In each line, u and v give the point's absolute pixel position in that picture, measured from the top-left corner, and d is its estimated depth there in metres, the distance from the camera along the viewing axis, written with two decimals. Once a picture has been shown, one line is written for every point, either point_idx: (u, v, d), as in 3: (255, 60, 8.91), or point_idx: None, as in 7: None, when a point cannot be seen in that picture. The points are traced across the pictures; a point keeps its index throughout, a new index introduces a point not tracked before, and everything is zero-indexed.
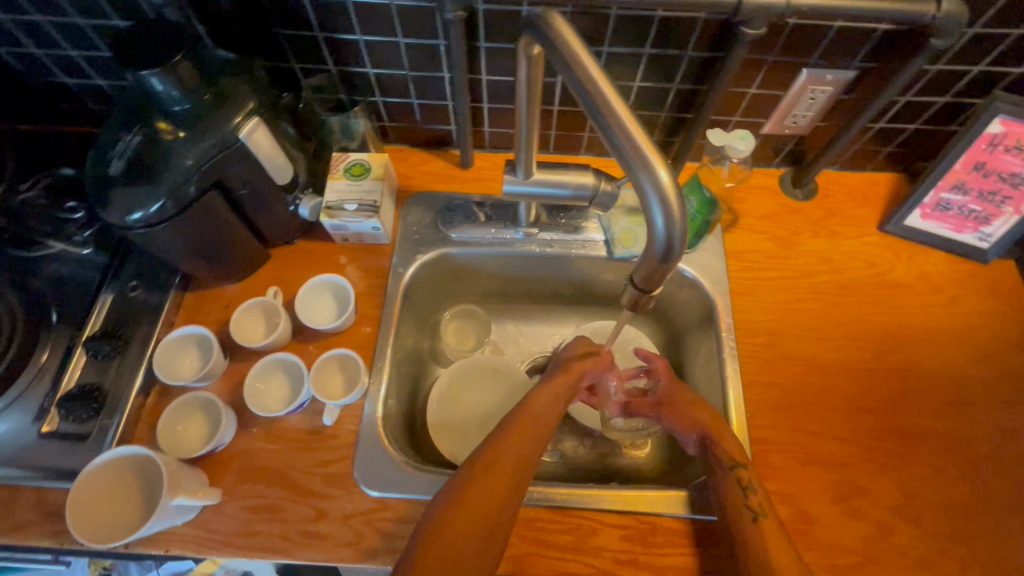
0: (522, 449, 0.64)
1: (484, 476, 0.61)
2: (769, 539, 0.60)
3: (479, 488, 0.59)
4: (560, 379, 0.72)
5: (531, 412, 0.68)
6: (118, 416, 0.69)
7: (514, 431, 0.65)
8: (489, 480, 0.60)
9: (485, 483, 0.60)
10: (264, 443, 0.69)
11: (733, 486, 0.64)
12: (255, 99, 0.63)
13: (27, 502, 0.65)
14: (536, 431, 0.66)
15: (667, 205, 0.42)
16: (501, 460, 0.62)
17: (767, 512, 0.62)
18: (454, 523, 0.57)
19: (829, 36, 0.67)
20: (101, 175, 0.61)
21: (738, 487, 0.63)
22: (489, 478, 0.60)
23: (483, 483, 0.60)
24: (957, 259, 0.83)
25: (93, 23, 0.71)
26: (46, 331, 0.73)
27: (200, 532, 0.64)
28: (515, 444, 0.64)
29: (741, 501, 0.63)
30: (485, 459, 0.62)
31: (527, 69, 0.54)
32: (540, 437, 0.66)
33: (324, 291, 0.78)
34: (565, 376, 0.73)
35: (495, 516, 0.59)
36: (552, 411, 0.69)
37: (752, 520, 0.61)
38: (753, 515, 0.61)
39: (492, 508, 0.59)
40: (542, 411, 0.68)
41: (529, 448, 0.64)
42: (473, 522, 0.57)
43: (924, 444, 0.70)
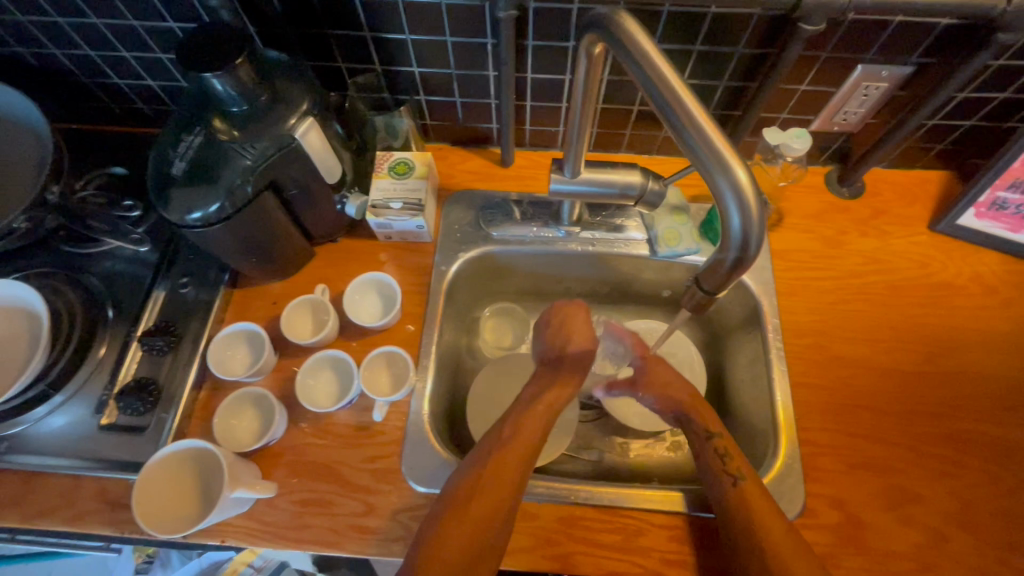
0: (525, 447, 0.64)
1: (488, 476, 0.61)
2: (749, 499, 0.61)
3: (482, 489, 0.60)
4: (564, 375, 0.71)
5: (537, 408, 0.68)
6: (173, 410, 0.70)
7: (518, 428, 0.65)
8: (491, 480, 0.61)
9: (487, 484, 0.60)
10: (313, 438, 0.70)
11: (713, 458, 0.66)
12: (309, 99, 0.64)
13: (88, 492, 0.68)
14: (539, 430, 0.66)
15: (745, 204, 0.42)
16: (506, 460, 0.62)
17: (746, 477, 0.63)
18: (458, 522, 0.58)
19: (888, 31, 0.65)
20: (161, 174, 0.63)
21: (716, 456, 0.66)
22: (492, 478, 0.61)
23: (485, 483, 0.60)
24: (1011, 260, 0.80)
25: (149, 25, 0.73)
26: (103, 325, 0.76)
27: (253, 524, 0.66)
28: (520, 443, 0.64)
29: (720, 468, 0.64)
30: (489, 459, 0.62)
31: (586, 68, 0.53)
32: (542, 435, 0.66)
33: (368, 289, 0.78)
34: (569, 372, 0.72)
35: (497, 517, 0.59)
36: (553, 410, 0.68)
37: (732, 483, 0.63)
38: (732, 479, 0.63)
39: (495, 508, 0.59)
40: (545, 407, 0.68)
41: (532, 446, 0.65)
42: (475, 522, 0.58)
43: (979, 450, 0.69)
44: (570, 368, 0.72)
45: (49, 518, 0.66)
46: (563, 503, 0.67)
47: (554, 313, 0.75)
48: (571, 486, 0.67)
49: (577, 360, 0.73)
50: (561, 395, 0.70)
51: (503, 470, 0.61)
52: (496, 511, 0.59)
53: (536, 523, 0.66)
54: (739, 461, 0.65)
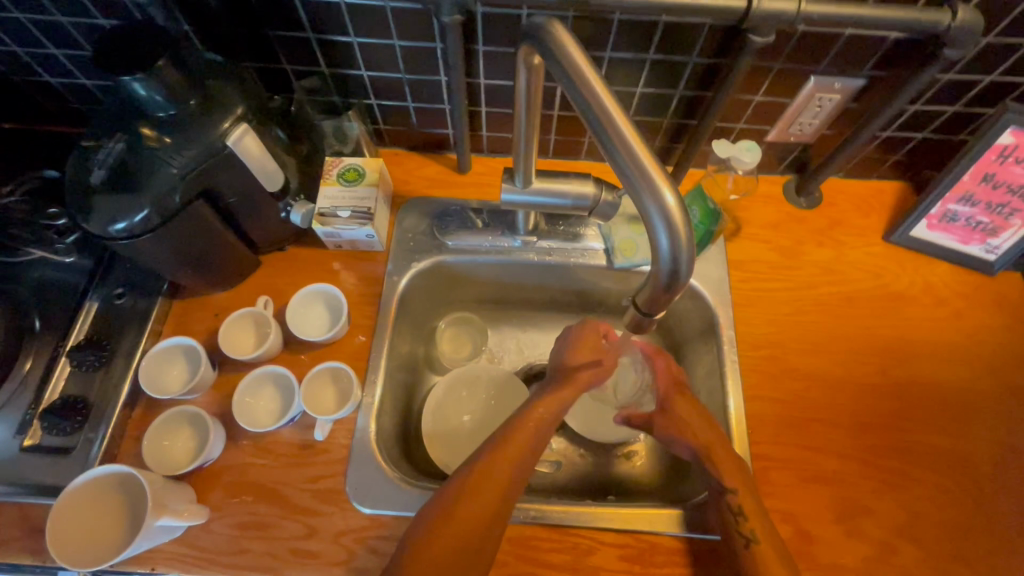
0: (513, 466, 0.61)
1: (472, 496, 0.58)
2: (765, 564, 0.58)
3: (465, 511, 0.57)
4: (563, 395, 0.68)
5: (526, 426, 0.64)
6: (102, 429, 0.67)
7: (506, 442, 0.63)
8: (478, 499, 0.58)
9: (471, 504, 0.58)
10: (254, 457, 0.67)
11: (727, 514, 0.62)
12: (245, 104, 0.61)
13: (7, 518, 0.63)
14: (528, 449, 0.63)
15: (672, 226, 0.40)
16: (491, 481, 0.59)
17: (758, 537, 0.60)
18: (438, 543, 0.56)
19: (839, 43, 0.65)
20: (81, 183, 0.59)
21: (729, 514, 0.62)
22: (476, 500, 0.58)
23: (470, 504, 0.58)
24: (962, 271, 0.81)
25: (76, 21, 0.69)
26: (29, 339, 0.71)
27: (186, 550, 0.63)
28: (507, 461, 0.61)
29: (733, 527, 0.61)
30: (474, 478, 0.59)
31: (527, 78, 0.52)
32: (532, 454, 0.63)
33: (315, 300, 0.75)
34: (565, 393, 0.68)
35: (481, 538, 0.57)
36: (546, 428, 0.65)
37: (744, 545, 0.60)
38: (745, 542, 0.60)
39: (477, 531, 0.57)
40: (533, 428, 0.64)
41: (520, 465, 0.62)
42: (456, 543, 0.56)
43: (927, 461, 0.69)
44: (571, 390, 0.68)
45: None
46: (513, 521, 0.65)
47: (576, 330, 0.72)
48: (521, 504, 0.66)
49: (578, 379, 0.69)
50: (552, 415, 0.66)
51: (488, 491, 0.59)
52: (480, 532, 0.57)
53: None
54: (756, 523, 0.60)
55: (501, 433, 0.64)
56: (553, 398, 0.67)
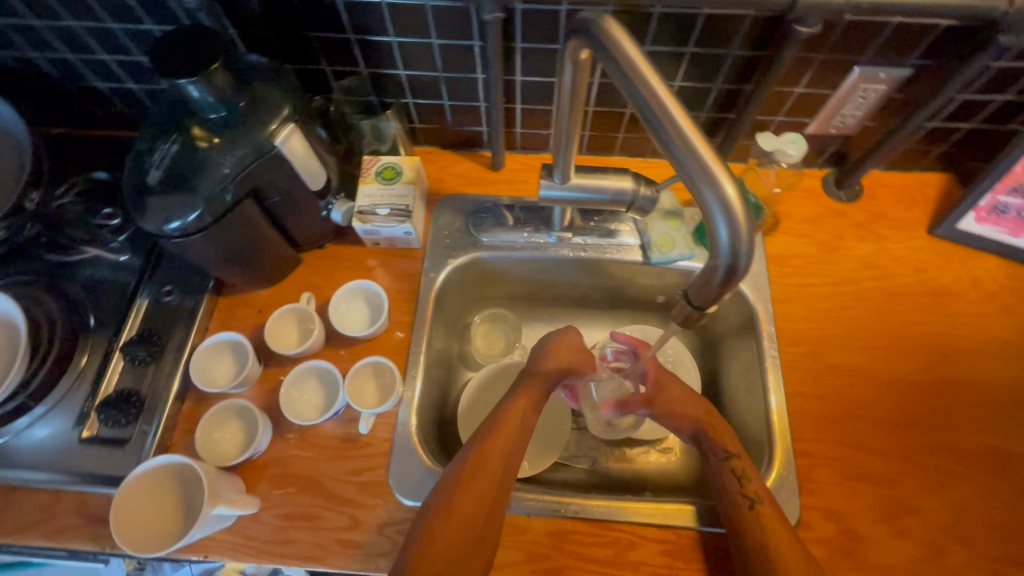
0: (504, 449, 0.64)
1: (471, 479, 0.60)
2: (767, 525, 0.59)
3: (467, 494, 0.59)
4: (534, 385, 0.71)
5: (510, 414, 0.67)
6: (155, 421, 0.69)
7: (497, 429, 0.65)
8: (477, 481, 0.60)
9: (472, 487, 0.60)
10: (299, 450, 0.69)
11: (729, 478, 0.64)
12: (290, 104, 0.63)
13: (68, 507, 0.66)
14: (516, 435, 0.66)
15: (732, 217, 0.40)
16: (487, 463, 0.62)
17: (763, 501, 0.61)
18: (445, 530, 0.56)
19: (887, 32, 0.63)
20: (137, 184, 0.61)
21: (734, 479, 0.63)
22: (475, 482, 0.60)
23: (470, 487, 0.60)
24: (1010, 265, 0.79)
25: (127, 27, 0.71)
26: (85, 335, 0.74)
27: (237, 539, 0.64)
28: (499, 445, 0.64)
29: (738, 491, 0.62)
30: (470, 462, 0.62)
31: (572, 74, 0.52)
32: (521, 439, 0.66)
33: (355, 297, 0.77)
34: (538, 382, 0.71)
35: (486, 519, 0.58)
36: (530, 416, 0.68)
37: (749, 508, 0.61)
38: (750, 503, 0.61)
39: (480, 514, 0.58)
40: (518, 416, 0.67)
41: (512, 449, 0.64)
42: (463, 527, 0.57)
43: (977, 460, 0.68)
44: (542, 380, 0.72)
45: (29, 533, 0.65)
46: (554, 516, 0.65)
47: (556, 337, 0.76)
48: (561, 499, 0.66)
49: (551, 371, 0.73)
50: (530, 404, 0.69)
51: (484, 472, 0.61)
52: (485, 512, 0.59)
53: (525, 537, 0.65)
54: (758, 485, 0.62)
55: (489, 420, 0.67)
56: (528, 388, 0.71)
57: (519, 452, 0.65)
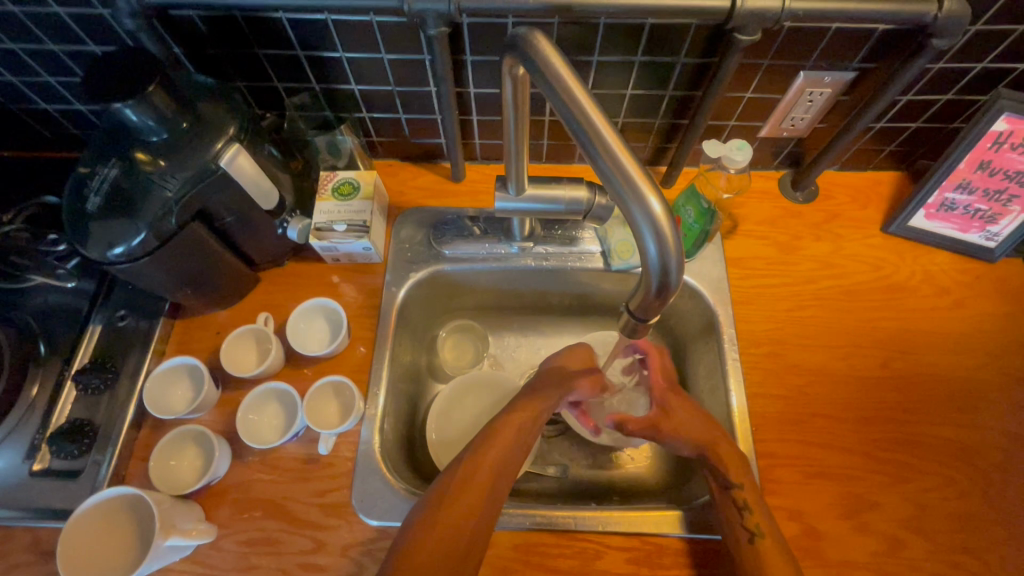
0: (498, 460, 0.62)
1: (456, 492, 0.59)
2: (766, 558, 0.59)
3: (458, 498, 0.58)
4: (535, 400, 0.69)
5: (509, 426, 0.65)
6: (109, 451, 0.67)
7: (504, 423, 0.66)
8: (466, 492, 0.59)
9: (465, 492, 0.59)
10: (260, 473, 0.68)
11: (729, 508, 0.63)
12: (235, 124, 0.62)
13: (19, 544, 0.64)
14: (512, 449, 0.64)
15: (659, 234, 0.40)
16: (487, 456, 0.62)
17: (766, 535, 0.60)
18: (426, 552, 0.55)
19: (826, 38, 0.65)
20: (77, 210, 0.60)
21: (734, 510, 0.62)
22: (459, 501, 0.58)
23: (454, 503, 0.58)
24: (962, 259, 0.81)
25: (70, 49, 0.70)
26: (36, 363, 0.72)
27: (196, 568, 0.63)
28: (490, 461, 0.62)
29: (738, 522, 0.62)
30: (455, 479, 0.60)
31: (513, 89, 0.52)
32: (517, 454, 0.64)
33: (315, 315, 0.76)
34: (540, 394, 0.70)
35: (473, 535, 0.57)
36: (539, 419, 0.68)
37: (749, 542, 0.60)
38: (749, 536, 0.60)
39: (465, 529, 0.57)
40: (517, 426, 0.66)
41: (504, 468, 0.62)
42: (447, 546, 0.55)
43: (935, 453, 0.69)
44: (543, 392, 0.70)
45: None
46: (520, 529, 0.65)
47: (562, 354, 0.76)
48: (532, 509, 0.66)
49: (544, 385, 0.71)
50: (531, 416, 0.68)
51: (471, 490, 0.59)
52: (471, 530, 0.57)
53: (491, 551, 0.64)
54: (760, 517, 0.62)
55: (488, 429, 0.66)
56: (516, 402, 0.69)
57: (515, 464, 0.63)
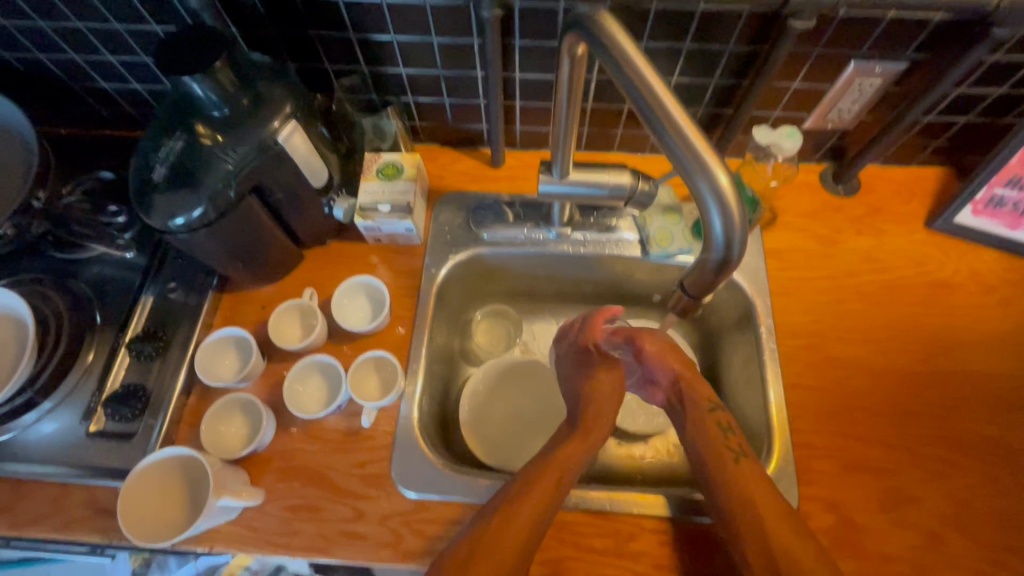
0: (579, 447, 0.67)
1: (518, 495, 0.61)
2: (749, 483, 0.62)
3: (546, 470, 0.64)
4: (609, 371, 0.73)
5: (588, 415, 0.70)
6: (160, 415, 0.70)
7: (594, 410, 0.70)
8: (551, 464, 0.64)
9: (551, 465, 0.64)
10: (303, 444, 0.70)
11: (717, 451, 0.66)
12: (291, 103, 0.64)
13: (75, 501, 0.67)
14: (592, 435, 0.68)
15: (726, 207, 0.41)
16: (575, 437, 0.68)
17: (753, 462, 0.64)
18: (511, 509, 0.60)
19: (881, 26, 0.64)
20: (143, 180, 0.62)
21: (717, 436, 0.67)
22: (544, 472, 0.63)
23: (540, 472, 0.63)
24: (1008, 257, 0.79)
25: (132, 27, 0.72)
26: (92, 330, 0.75)
27: (242, 531, 0.65)
28: (551, 471, 0.63)
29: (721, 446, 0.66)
30: (540, 460, 0.65)
31: (569, 68, 0.52)
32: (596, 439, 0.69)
33: (358, 293, 0.78)
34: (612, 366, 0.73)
35: (547, 502, 0.61)
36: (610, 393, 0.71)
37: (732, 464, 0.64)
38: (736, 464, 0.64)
39: (550, 492, 0.62)
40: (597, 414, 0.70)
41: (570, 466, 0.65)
42: (523, 512, 0.60)
43: (975, 451, 0.68)
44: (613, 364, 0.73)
45: (38, 525, 0.66)
46: None
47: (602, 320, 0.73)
48: None
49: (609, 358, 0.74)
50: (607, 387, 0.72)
51: (553, 465, 0.64)
52: (546, 497, 0.61)
53: None
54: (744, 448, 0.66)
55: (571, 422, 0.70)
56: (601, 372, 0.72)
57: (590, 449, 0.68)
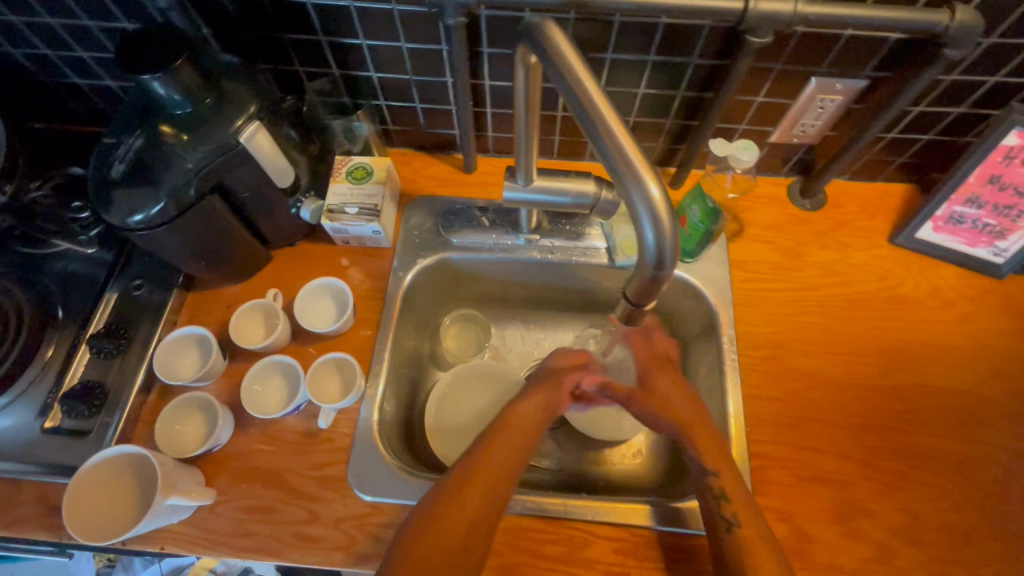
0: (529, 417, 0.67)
1: (479, 458, 0.62)
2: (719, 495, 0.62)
3: (503, 434, 0.65)
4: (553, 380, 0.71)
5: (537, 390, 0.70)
6: (118, 413, 0.70)
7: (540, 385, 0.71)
8: (509, 430, 0.65)
9: (507, 431, 0.65)
10: (260, 444, 0.70)
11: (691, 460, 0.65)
12: (256, 103, 0.64)
13: (27, 498, 0.66)
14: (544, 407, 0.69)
15: (656, 219, 0.41)
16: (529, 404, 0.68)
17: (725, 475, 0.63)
18: (471, 473, 0.61)
19: (840, 44, 0.65)
20: (103, 177, 0.62)
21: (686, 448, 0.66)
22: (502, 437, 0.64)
23: (499, 437, 0.64)
24: (969, 274, 0.80)
25: (102, 24, 0.72)
26: (52, 325, 0.75)
27: (194, 531, 0.65)
28: (508, 436, 0.65)
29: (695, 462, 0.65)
30: (496, 425, 0.66)
31: (524, 78, 0.53)
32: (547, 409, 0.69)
33: (323, 295, 0.78)
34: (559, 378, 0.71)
35: (508, 465, 0.62)
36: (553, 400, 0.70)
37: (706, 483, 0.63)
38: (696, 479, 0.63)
39: (509, 456, 0.63)
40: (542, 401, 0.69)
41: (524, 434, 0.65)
42: (484, 476, 0.61)
43: (930, 465, 0.69)
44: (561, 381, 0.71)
45: None
46: (511, 512, 0.66)
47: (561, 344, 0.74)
48: (519, 495, 0.67)
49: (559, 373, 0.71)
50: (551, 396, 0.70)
51: (511, 429, 0.65)
52: (506, 461, 0.63)
53: None
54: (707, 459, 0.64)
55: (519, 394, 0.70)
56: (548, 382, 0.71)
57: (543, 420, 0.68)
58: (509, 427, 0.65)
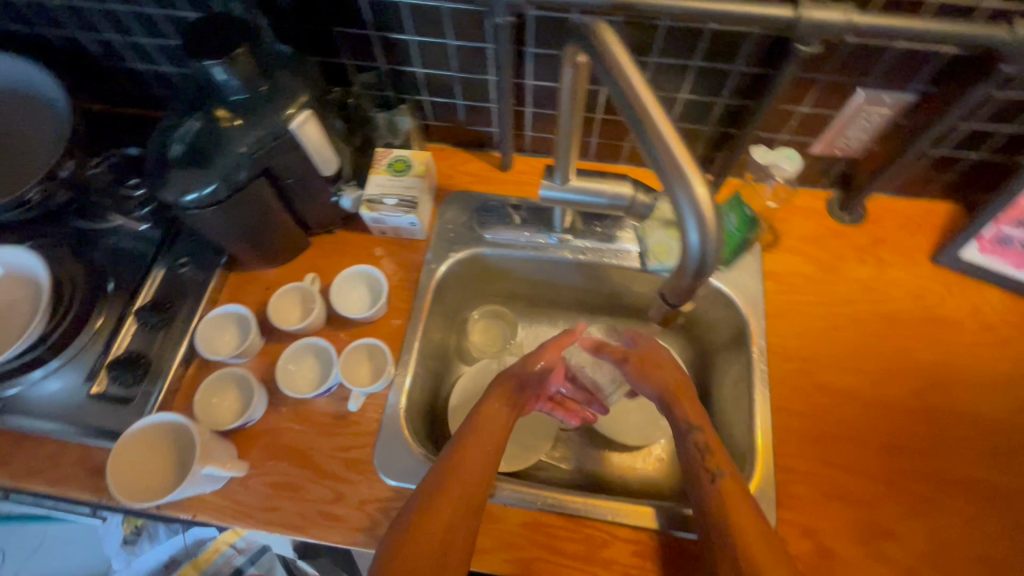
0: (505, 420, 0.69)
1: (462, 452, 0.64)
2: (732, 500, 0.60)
3: (482, 430, 0.67)
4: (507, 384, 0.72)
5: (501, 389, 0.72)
6: (159, 383, 0.73)
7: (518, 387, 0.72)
8: (489, 427, 0.68)
9: (484, 426, 0.68)
10: (291, 423, 0.72)
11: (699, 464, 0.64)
12: (308, 91, 0.66)
13: (71, 458, 0.70)
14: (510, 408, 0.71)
15: (702, 222, 0.42)
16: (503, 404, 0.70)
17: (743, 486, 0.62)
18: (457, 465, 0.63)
19: (889, 56, 0.65)
20: (161, 157, 0.65)
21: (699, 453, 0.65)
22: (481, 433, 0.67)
23: (478, 433, 0.67)
24: (1013, 299, 0.78)
25: (166, 12, 0.76)
26: (102, 296, 0.78)
27: (223, 502, 0.67)
28: (487, 432, 0.67)
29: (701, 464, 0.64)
30: (473, 421, 0.68)
31: (571, 77, 0.54)
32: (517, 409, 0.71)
33: (357, 282, 0.80)
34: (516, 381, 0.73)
35: (491, 461, 0.65)
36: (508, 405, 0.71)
37: (709, 483, 0.62)
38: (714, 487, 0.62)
39: (489, 451, 0.65)
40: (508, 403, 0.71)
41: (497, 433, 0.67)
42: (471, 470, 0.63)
43: (961, 491, 0.67)
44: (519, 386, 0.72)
45: (34, 479, 0.69)
46: (531, 507, 0.66)
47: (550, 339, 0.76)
48: (539, 491, 0.67)
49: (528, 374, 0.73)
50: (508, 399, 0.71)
51: (488, 426, 0.68)
52: (489, 456, 0.65)
53: (499, 525, 0.66)
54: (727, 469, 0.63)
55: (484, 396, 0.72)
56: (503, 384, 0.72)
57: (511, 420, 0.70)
58: (482, 426, 0.68)
